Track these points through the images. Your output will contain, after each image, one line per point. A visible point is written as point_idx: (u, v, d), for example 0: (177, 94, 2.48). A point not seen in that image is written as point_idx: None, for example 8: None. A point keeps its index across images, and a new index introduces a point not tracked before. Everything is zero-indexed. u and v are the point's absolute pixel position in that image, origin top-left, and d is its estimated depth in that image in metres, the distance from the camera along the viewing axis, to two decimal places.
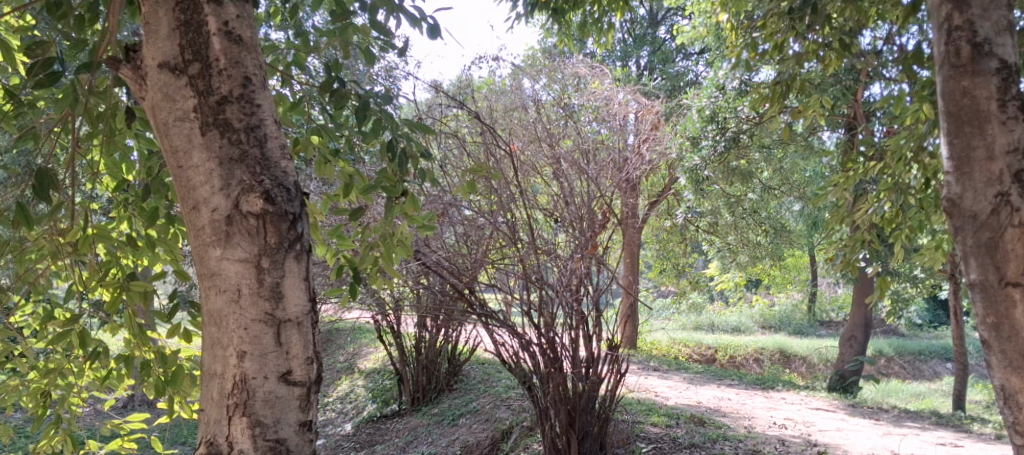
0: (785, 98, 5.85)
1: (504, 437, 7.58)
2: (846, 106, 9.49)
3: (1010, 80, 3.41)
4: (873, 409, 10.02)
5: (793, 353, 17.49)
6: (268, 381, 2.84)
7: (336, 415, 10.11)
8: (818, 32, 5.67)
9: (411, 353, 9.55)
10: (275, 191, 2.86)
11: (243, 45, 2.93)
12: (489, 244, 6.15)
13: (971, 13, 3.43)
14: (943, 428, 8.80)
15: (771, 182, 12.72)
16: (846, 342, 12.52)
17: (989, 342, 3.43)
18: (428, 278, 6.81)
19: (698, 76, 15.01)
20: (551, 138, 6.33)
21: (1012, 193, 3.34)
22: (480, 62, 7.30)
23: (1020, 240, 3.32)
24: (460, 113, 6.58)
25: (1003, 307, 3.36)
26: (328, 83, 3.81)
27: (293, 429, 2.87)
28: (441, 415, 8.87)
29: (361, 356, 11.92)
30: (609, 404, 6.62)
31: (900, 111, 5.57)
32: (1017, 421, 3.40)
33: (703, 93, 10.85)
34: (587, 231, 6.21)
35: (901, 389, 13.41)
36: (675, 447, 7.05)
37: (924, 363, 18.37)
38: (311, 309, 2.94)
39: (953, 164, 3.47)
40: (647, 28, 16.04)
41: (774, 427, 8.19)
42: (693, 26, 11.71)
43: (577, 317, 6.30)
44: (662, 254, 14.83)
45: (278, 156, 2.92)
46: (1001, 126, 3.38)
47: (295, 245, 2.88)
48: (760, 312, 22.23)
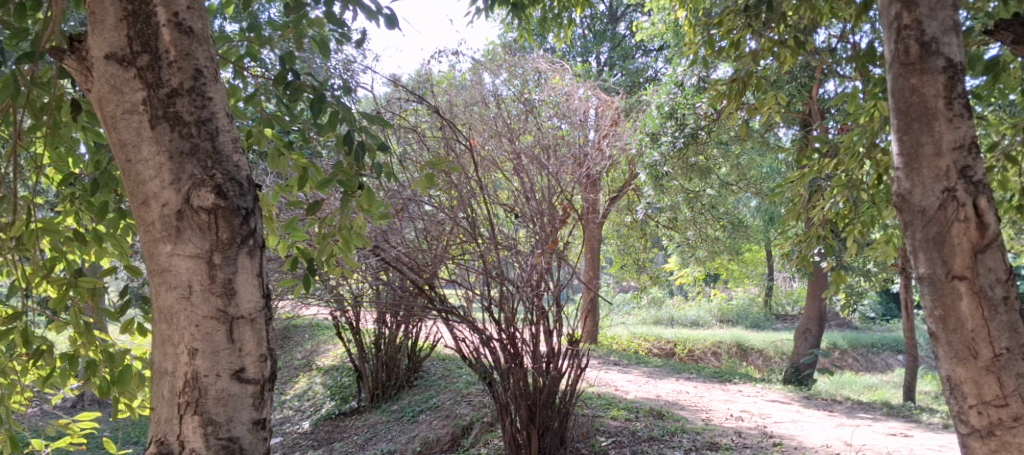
0: (742, 95, 5.91)
1: (464, 433, 7.59)
2: (801, 103, 9.62)
3: (957, 78, 3.48)
4: (827, 401, 10.17)
5: (750, 346, 17.69)
6: (220, 379, 2.81)
7: (293, 412, 9.97)
8: (774, 30, 5.75)
9: (371, 350, 9.49)
10: (228, 186, 2.83)
11: (194, 37, 2.89)
12: (449, 239, 6.16)
13: (920, 12, 3.50)
14: (894, 419, 8.98)
15: (728, 178, 12.88)
16: (800, 335, 12.72)
17: (936, 335, 3.50)
18: (388, 275, 6.79)
19: (657, 72, 15.15)
20: (511, 134, 6.35)
21: (958, 189, 3.42)
22: (439, 57, 7.30)
23: (965, 235, 3.39)
24: (420, 108, 6.58)
25: (949, 299, 3.43)
26: (282, 76, 3.80)
27: (247, 427, 2.85)
28: (401, 411, 8.86)
29: (319, 353, 11.82)
30: (569, 399, 6.65)
31: (855, 108, 5.66)
32: (962, 410, 3.48)
33: (662, 90, 10.98)
34: (548, 226, 6.23)
35: (854, 381, 13.63)
36: (634, 440, 7.11)
37: (876, 356, 18.69)
38: (265, 305, 2.92)
39: (902, 160, 3.55)
40: (607, 24, 16.11)
41: (731, 420, 8.31)
42: (652, 23, 11.79)
43: (537, 313, 6.30)
44: (623, 249, 14.92)
45: (230, 150, 2.89)
46: (948, 123, 3.45)
47: (247, 240, 2.85)
48: (719, 307, 22.48)
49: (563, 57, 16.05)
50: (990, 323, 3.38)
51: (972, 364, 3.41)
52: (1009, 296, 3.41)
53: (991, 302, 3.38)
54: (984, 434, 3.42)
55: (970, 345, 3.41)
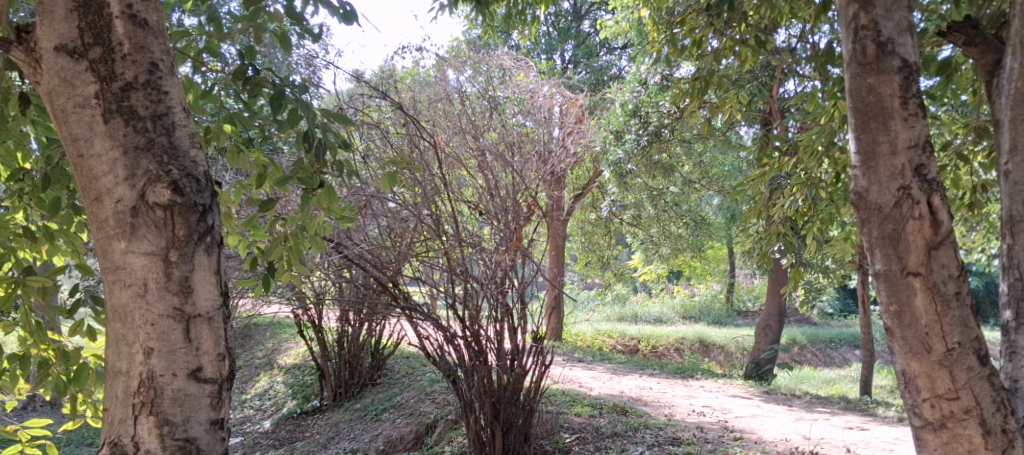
0: (704, 93, 5.96)
1: (428, 431, 7.56)
2: (761, 102, 9.73)
3: (912, 78, 3.54)
4: (786, 396, 10.29)
5: (712, 342, 17.84)
6: (176, 378, 2.78)
7: (254, 412, 9.86)
8: (735, 29, 5.81)
9: (333, 348, 9.42)
10: (184, 182, 2.80)
11: (149, 29, 2.85)
12: (414, 237, 6.16)
13: (877, 12, 3.55)
14: (851, 413, 9.11)
15: (691, 176, 12.98)
16: (761, 331, 12.85)
17: (892, 330, 3.56)
18: (351, 272, 6.76)
19: (621, 70, 15.22)
20: (475, 131, 6.34)
21: (913, 187, 3.48)
22: (403, 52, 7.28)
23: (920, 232, 3.45)
24: (383, 105, 6.56)
25: (904, 295, 3.49)
26: (242, 72, 3.78)
27: (204, 427, 2.82)
28: (365, 410, 8.82)
29: (280, 352, 11.72)
30: (533, 396, 6.66)
31: (814, 107, 5.73)
32: (916, 403, 3.53)
33: (626, 88, 11.02)
34: (512, 224, 6.25)
35: (813, 375, 13.82)
36: (598, 436, 7.14)
37: (834, 351, 18.96)
38: (222, 303, 2.89)
39: (859, 158, 3.59)
40: (571, 22, 16.15)
41: (693, 415, 8.38)
42: (616, 21, 11.84)
43: (502, 310, 6.31)
44: (587, 247, 14.98)
45: (187, 145, 2.86)
46: (903, 122, 3.51)
47: (204, 237, 2.82)
48: (682, 303, 22.66)
49: (528, 54, 16.06)
50: (943, 319, 3.45)
51: (926, 358, 3.47)
52: (961, 292, 3.48)
53: (944, 298, 3.45)
54: (936, 426, 3.48)
55: (925, 340, 3.47)
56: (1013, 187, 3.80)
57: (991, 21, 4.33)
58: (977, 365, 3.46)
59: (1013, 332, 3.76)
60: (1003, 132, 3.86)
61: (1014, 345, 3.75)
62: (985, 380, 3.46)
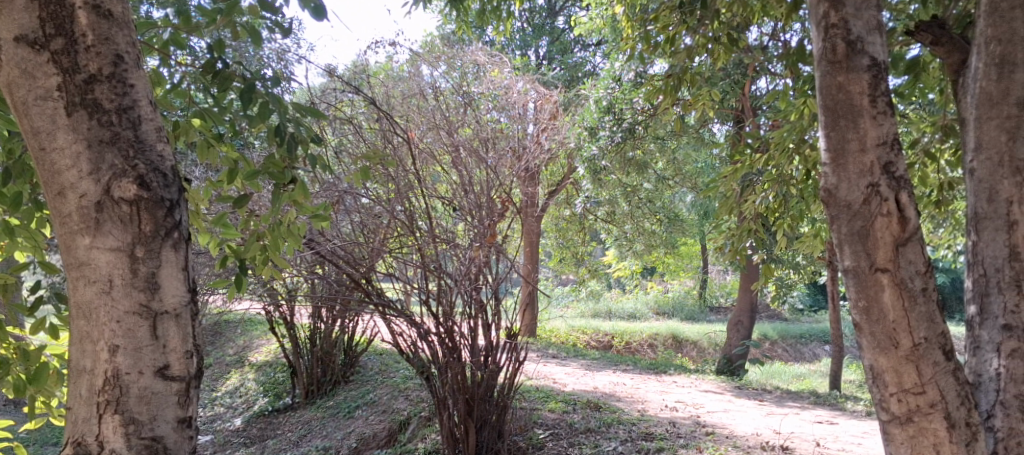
0: (677, 91, 5.99)
1: (401, 428, 7.55)
2: (734, 99, 9.79)
3: (880, 77, 3.57)
4: (757, 391, 10.38)
5: (685, 338, 17.95)
6: (142, 376, 2.75)
7: (224, 410, 9.75)
8: (708, 27, 5.84)
9: (305, 345, 9.37)
10: (151, 176, 2.78)
11: (113, 21, 2.82)
12: (387, 233, 6.23)
13: (846, 11, 3.58)
14: (821, 407, 9.20)
15: (665, 173, 13.02)
16: (733, 327, 12.94)
17: (860, 326, 3.58)
18: (323, 269, 6.73)
19: (595, 67, 15.26)
20: (449, 126, 6.32)
21: (881, 184, 3.51)
22: (376, 47, 7.24)
23: (887, 228, 3.49)
24: (356, 99, 6.52)
25: (872, 291, 3.52)
26: (211, 67, 3.76)
27: (171, 426, 2.79)
28: (337, 407, 8.78)
29: (252, 349, 11.64)
30: (507, 392, 6.66)
31: (785, 105, 5.79)
32: (884, 398, 3.56)
33: (600, 84, 11.04)
34: (486, 220, 6.24)
35: (784, 371, 13.94)
36: (571, 432, 7.16)
37: (805, 346, 19.14)
38: (189, 300, 2.86)
39: (829, 156, 3.62)
40: (546, 18, 16.13)
41: (666, 411, 8.42)
42: (590, 17, 11.86)
43: (476, 306, 6.29)
44: (561, 243, 15.00)
45: (153, 139, 2.83)
46: (872, 120, 3.55)
47: (171, 233, 2.80)
48: (655, 300, 22.76)
49: (502, 50, 16.01)
50: (910, 314, 3.49)
51: (893, 353, 3.50)
52: (927, 288, 3.52)
53: (911, 293, 3.49)
54: (903, 420, 3.52)
55: (892, 335, 3.50)
56: (978, 185, 3.89)
57: (958, 21, 4.39)
58: (942, 360, 3.50)
59: (978, 326, 3.89)
60: (969, 130, 3.94)
61: (977, 340, 3.89)
62: (950, 375, 3.51)
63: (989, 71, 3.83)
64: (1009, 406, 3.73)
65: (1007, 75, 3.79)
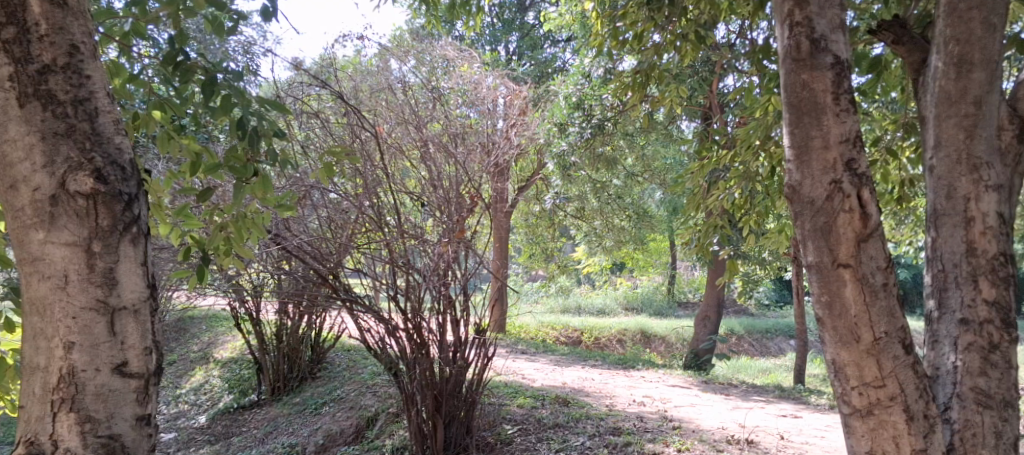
0: (645, 87, 6.01)
1: (369, 425, 7.52)
2: (702, 96, 9.85)
3: (844, 75, 3.60)
4: (723, 385, 10.46)
5: (653, 333, 18.05)
6: (99, 373, 2.71)
7: (189, 407, 9.63)
8: (677, 23, 5.86)
9: (271, 341, 9.28)
10: (109, 170, 2.74)
11: (68, 10, 2.78)
12: (354, 228, 6.20)
13: (811, 9, 3.60)
14: (785, 401, 9.30)
15: (634, 169, 13.07)
16: (700, 322, 13.03)
17: (823, 320, 3.62)
18: (290, 264, 6.68)
19: (565, 63, 15.27)
20: (418, 121, 6.28)
21: (844, 181, 3.54)
22: (344, 41, 7.19)
23: (850, 224, 3.52)
24: (324, 94, 6.47)
25: (834, 286, 3.55)
26: (172, 58, 3.74)
27: (129, 423, 2.76)
28: (303, 404, 8.73)
29: (217, 346, 11.52)
30: (476, 388, 6.66)
31: (750, 102, 5.84)
32: (845, 391, 3.60)
33: (570, 80, 11.07)
34: (455, 216, 6.23)
35: (750, 365, 14.07)
36: (539, 428, 7.16)
37: (771, 341, 19.33)
38: (149, 296, 2.83)
39: (794, 152, 3.64)
40: (515, 13, 16.12)
41: (633, 405, 8.46)
42: (560, 13, 11.87)
43: (444, 301, 6.27)
44: (531, 239, 15.01)
45: (111, 132, 2.80)
46: (835, 117, 3.57)
47: (130, 228, 2.77)
48: (624, 295, 22.86)
49: (472, 45, 15.97)
50: (871, 309, 3.52)
51: (854, 347, 3.54)
52: (888, 283, 3.56)
53: (872, 289, 3.52)
54: (863, 413, 3.56)
55: (854, 329, 3.54)
56: (937, 182, 3.94)
57: (918, 21, 4.46)
58: (902, 354, 3.54)
59: (936, 321, 3.94)
60: (929, 128, 3.99)
61: (936, 334, 3.94)
62: (910, 368, 3.56)
63: (948, 70, 3.88)
64: (964, 398, 3.79)
65: (965, 75, 3.84)
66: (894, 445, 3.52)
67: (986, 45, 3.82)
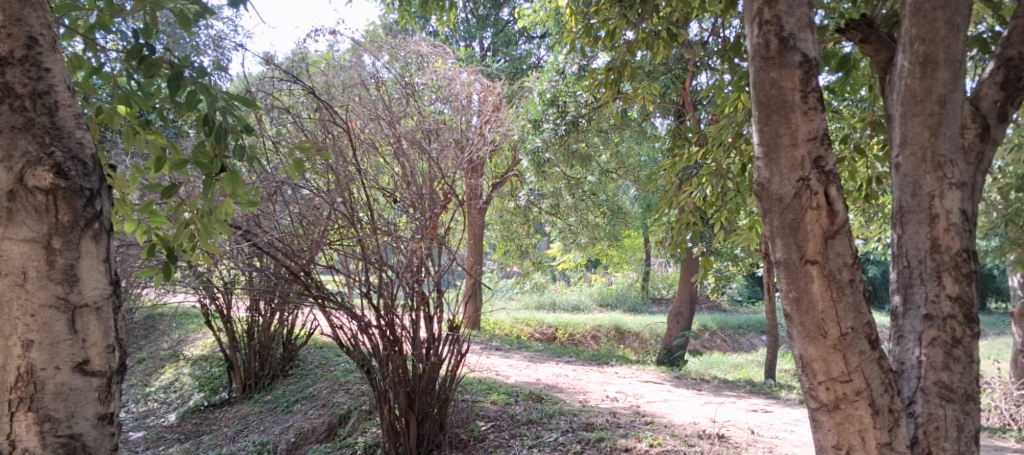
0: (618, 85, 6.02)
1: (341, 422, 7.49)
2: (675, 93, 9.88)
3: (812, 73, 3.62)
4: (695, 381, 10.51)
5: (627, 329, 18.12)
6: (59, 372, 2.86)
7: (158, 405, 9.52)
8: (649, 21, 5.88)
9: (243, 339, 9.21)
10: (69, 165, 2.90)
11: (25, 3, 2.97)
12: (327, 224, 6.13)
13: (779, 8, 3.62)
14: (756, 396, 9.36)
15: (609, 166, 13.09)
16: (674, 318, 13.08)
17: (791, 316, 3.63)
18: (261, 261, 6.62)
19: (540, 59, 15.29)
20: (391, 117, 6.25)
21: (812, 179, 3.56)
22: (316, 35, 7.14)
23: (817, 221, 3.54)
24: (296, 89, 6.43)
25: (802, 282, 3.57)
26: (137, 52, 3.71)
27: (90, 422, 2.91)
28: (275, 402, 8.66)
29: (187, 343, 11.40)
30: (449, 384, 6.66)
31: (721, 99, 5.87)
32: (813, 386, 3.62)
33: (544, 77, 11.06)
34: (427, 212, 6.20)
35: (722, 361, 14.15)
36: (512, 424, 7.15)
37: (743, 336, 19.46)
38: (109, 293, 2.99)
39: (763, 150, 3.66)
40: (490, 9, 16.09)
41: (607, 401, 8.48)
42: (534, 10, 11.87)
43: (418, 298, 6.24)
44: (506, 235, 15.00)
45: (71, 125, 2.97)
46: (803, 115, 3.60)
47: (90, 223, 2.93)
48: (599, 291, 22.93)
49: (447, 41, 15.92)
50: (838, 305, 3.55)
51: (822, 343, 3.56)
52: (855, 279, 3.59)
53: (839, 285, 3.55)
54: (830, 408, 3.59)
55: (821, 325, 3.56)
56: (903, 180, 3.97)
57: (884, 21, 4.51)
58: (868, 349, 3.58)
59: (901, 316, 3.98)
60: (895, 126, 4.02)
61: (901, 329, 3.98)
62: (875, 363, 3.59)
63: (913, 69, 3.92)
64: (928, 392, 3.83)
65: (930, 74, 3.88)
66: (860, 439, 3.55)
67: (951, 44, 3.86)
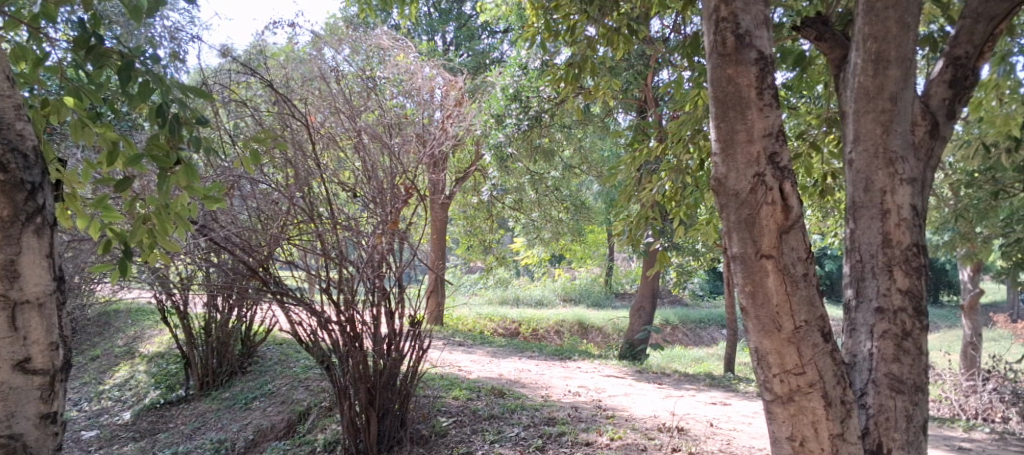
0: (578, 80, 6.02)
1: (301, 419, 7.42)
2: (637, 89, 9.91)
3: (768, 70, 3.63)
4: (657, 374, 10.57)
5: (590, 324, 18.18)
6: (3, 370, 3.20)
7: (112, 403, 9.35)
8: (610, 16, 5.87)
9: (200, 335, 9.09)
10: (11, 168, 3.21)
11: None
12: (286, 220, 6.05)
13: (735, 5, 3.63)
14: (716, 389, 9.44)
15: (572, 161, 13.11)
16: (636, 313, 13.13)
17: (747, 310, 3.65)
18: (218, 257, 6.52)
19: (503, 54, 15.28)
20: (351, 111, 6.18)
21: (767, 175, 3.58)
22: (275, 28, 7.05)
23: (773, 217, 3.56)
24: (254, 82, 6.34)
25: (757, 276, 3.58)
26: (84, 42, 3.65)
27: (33, 421, 3.25)
28: (233, 399, 8.56)
29: (143, 340, 11.21)
30: (409, 380, 6.62)
31: (682, 95, 5.89)
32: (768, 379, 3.64)
33: (507, 72, 11.02)
34: (389, 207, 6.15)
35: (684, 354, 14.24)
36: (474, 419, 7.12)
37: (703, 330, 19.64)
38: (53, 292, 3.32)
39: (719, 146, 3.67)
40: (452, 3, 15.97)
41: (569, 396, 8.49)
42: (496, 4, 11.83)
43: (379, 293, 6.21)
44: (469, 231, 14.95)
45: (14, 130, 3.26)
46: (759, 112, 3.61)
47: (33, 223, 3.25)
48: (562, 286, 23.01)
49: (410, 35, 15.78)
50: (793, 298, 3.57)
51: (776, 336, 3.58)
52: (809, 273, 3.61)
53: (793, 279, 3.57)
54: (784, 400, 3.61)
55: (776, 319, 3.58)
56: (856, 175, 4.01)
57: (838, 18, 4.57)
58: (821, 342, 3.60)
59: (854, 309, 4.01)
60: (849, 123, 4.06)
61: (853, 322, 4.01)
62: (829, 356, 3.62)
63: (866, 67, 3.96)
64: (879, 384, 3.87)
65: (882, 71, 3.92)
66: (813, 430, 3.58)
67: (902, 43, 3.91)
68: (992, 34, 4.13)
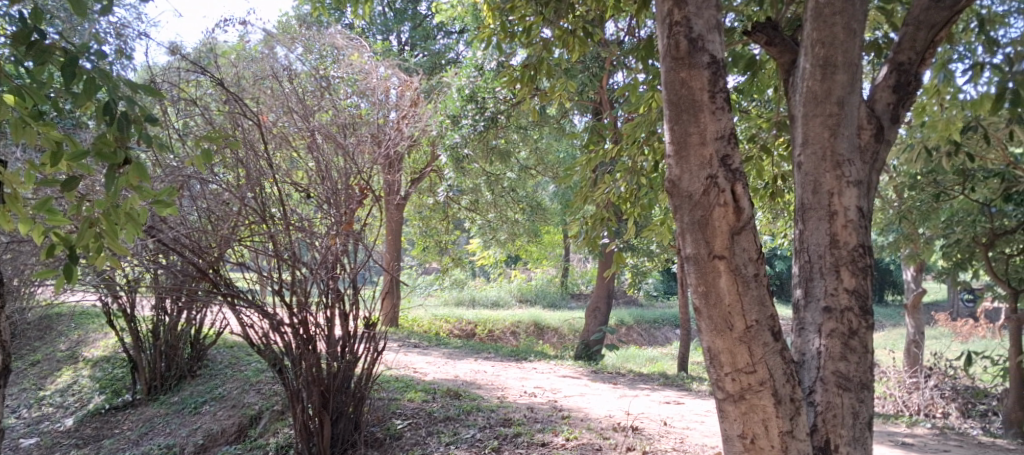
0: (533, 81, 6.01)
1: (252, 423, 7.32)
2: (593, 91, 9.93)
3: (720, 74, 3.65)
4: (611, 374, 10.61)
5: (546, 325, 18.21)
6: None
7: (55, 409, 9.12)
8: (564, 18, 5.88)
9: (147, 338, 8.92)
10: None
11: None
12: (237, 220, 5.95)
13: (688, 9, 3.65)
14: (669, 388, 9.50)
15: (528, 162, 13.11)
16: (591, 313, 13.17)
17: (699, 309, 3.66)
18: (167, 259, 6.39)
19: (458, 55, 15.21)
20: (305, 110, 6.09)
21: (720, 177, 3.59)
22: (225, 26, 6.94)
23: (725, 218, 3.58)
24: (204, 80, 6.24)
25: (710, 277, 3.60)
26: (25, 36, 3.56)
27: None
28: (182, 403, 8.41)
29: (87, 344, 10.96)
30: (364, 383, 6.55)
31: (636, 98, 5.91)
32: (720, 378, 3.65)
33: (463, 73, 10.99)
34: (342, 208, 6.07)
35: (638, 354, 14.33)
36: (430, 421, 7.06)
37: (658, 330, 19.79)
38: None
39: (672, 148, 3.68)
40: (408, 3, 15.85)
41: (525, 397, 8.47)
42: (452, 5, 11.79)
43: (333, 294, 6.11)
44: (425, 232, 14.88)
45: None
46: (711, 115, 3.63)
47: None
48: (518, 287, 23.02)
49: (364, 34, 15.65)
50: (744, 298, 3.58)
51: (728, 335, 3.60)
52: (760, 274, 3.63)
53: (745, 279, 3.59)
54: (736, 398, 3.63)
55: (727, 318, 3.60)
56: (805, 177, 4.04)
57: (788, 23, 4.62)
58: (772, 341, 3.62)
59: (803, 309, 4.04)
60: (797, 126, 4.10)
61: (803, 322, 4.04)
62: (780, 354, 3.64)
63: (814, 72, 4.00)
64: (827, 382, 3.91)
65: (830, 76, 3.97)
66: (764, 428, 3.60)
67: (849, 48, 3.96)
68: (935, 41, 4.20)
